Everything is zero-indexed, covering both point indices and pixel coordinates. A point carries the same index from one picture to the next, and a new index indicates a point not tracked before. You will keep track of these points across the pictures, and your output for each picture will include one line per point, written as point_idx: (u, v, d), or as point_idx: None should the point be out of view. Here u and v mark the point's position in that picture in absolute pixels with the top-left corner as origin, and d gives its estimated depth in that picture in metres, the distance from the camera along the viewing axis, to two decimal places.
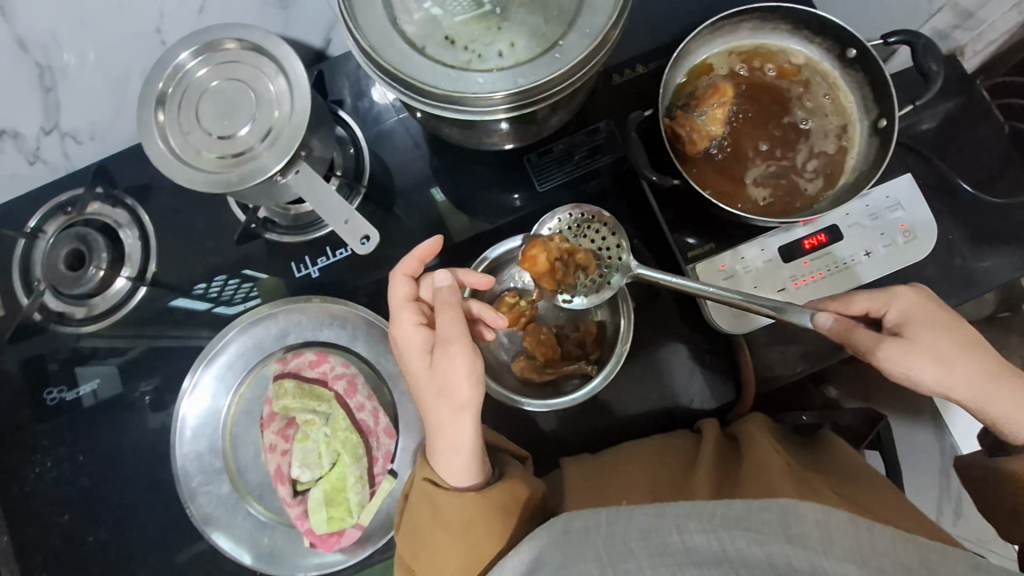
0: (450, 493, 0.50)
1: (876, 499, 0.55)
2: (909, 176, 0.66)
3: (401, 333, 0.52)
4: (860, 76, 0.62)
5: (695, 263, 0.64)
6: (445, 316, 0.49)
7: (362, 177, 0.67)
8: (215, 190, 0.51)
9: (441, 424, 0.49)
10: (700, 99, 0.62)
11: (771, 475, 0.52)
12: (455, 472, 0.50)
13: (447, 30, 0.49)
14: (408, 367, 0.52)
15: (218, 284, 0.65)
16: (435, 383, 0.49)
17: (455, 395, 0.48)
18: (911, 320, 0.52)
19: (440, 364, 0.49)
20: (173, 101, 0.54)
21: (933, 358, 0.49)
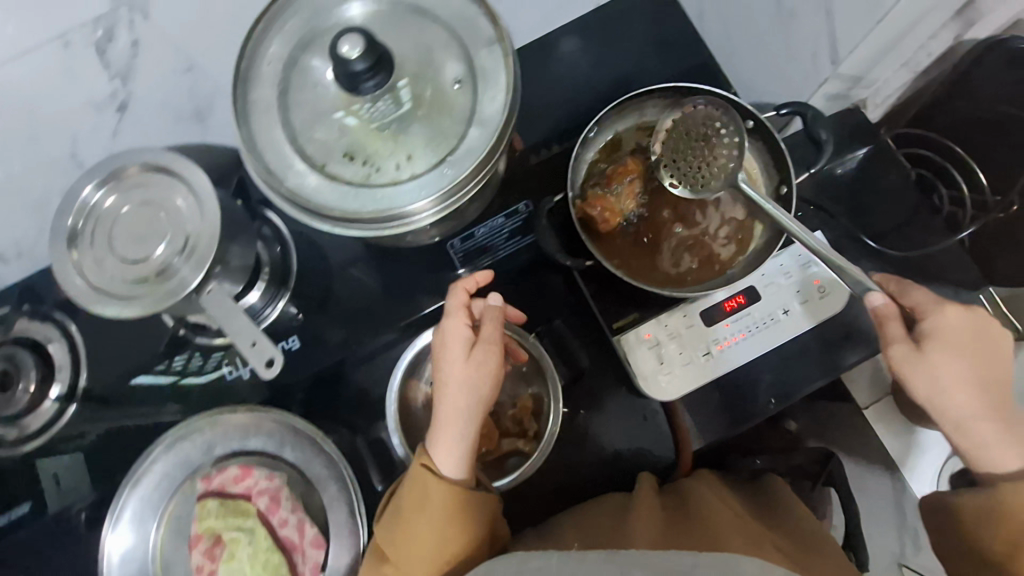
0: (442, 483, 0.52)
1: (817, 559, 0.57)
2: (821, 233, 0.71)
3: (449, 322, 0.57)
4: (762, 144, 0.64)
5: (621, 334, 0.65)
6: (493, 323, 0.57)
7: (289, 277, 0.68)
8: (137, 314, 0.52)
9: (458, 410, 0.54)
10: (611, 177, 0.65)
11: (714, 531, 0.53)
12: (451, 459, 0.53)
13: (346, 146, 0.51)
14: (443, 355, 0.57)
15: (183, 359, 0.65)
16: (467, 371, 0.55)
17: (477, 393, 0.55)
18: (947, 333, 0.55)
19: (477, 360, 0.56)
20: (87, 232, 0.55)
21: (951, 367, 0.54)
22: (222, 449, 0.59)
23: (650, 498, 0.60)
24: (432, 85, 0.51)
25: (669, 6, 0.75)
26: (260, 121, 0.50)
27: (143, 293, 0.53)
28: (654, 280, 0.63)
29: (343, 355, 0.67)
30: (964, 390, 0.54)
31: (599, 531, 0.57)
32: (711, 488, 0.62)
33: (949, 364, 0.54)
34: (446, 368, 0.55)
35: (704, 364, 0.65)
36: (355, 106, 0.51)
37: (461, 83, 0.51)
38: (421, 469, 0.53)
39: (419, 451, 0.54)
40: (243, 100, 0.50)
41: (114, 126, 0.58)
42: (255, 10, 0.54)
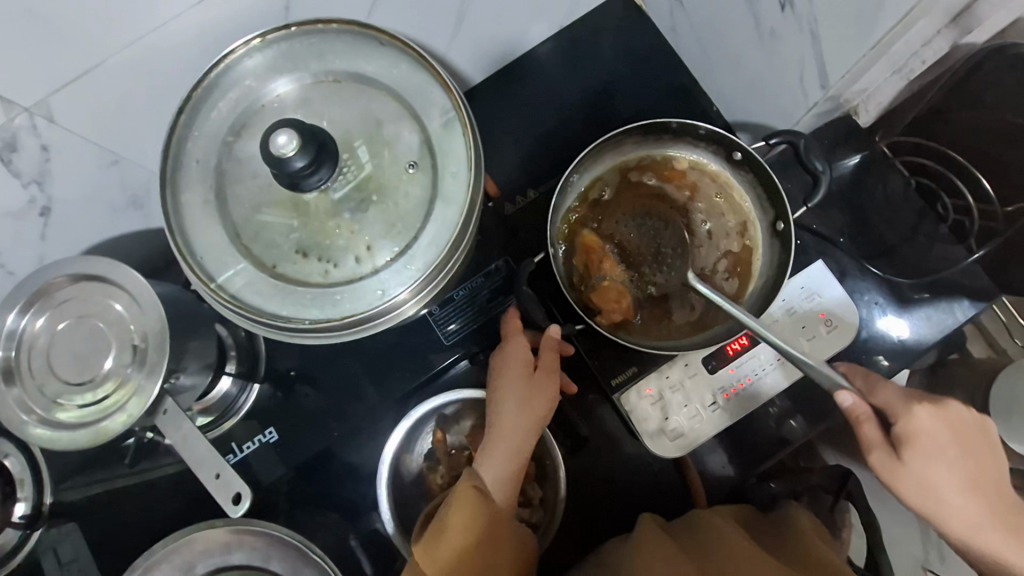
0: (489, 506, 0.50)
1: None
2: (822, 262, 0.66)
3: (511, 342, 0.57)
4: (752, 176, 0.61)
5: (621, 391, 0.60)
6: (554, 350, 0.56)
7: (258, 363, 0.63)
8: (86, 445, 0.47)
9: (512, 431, 0.54)
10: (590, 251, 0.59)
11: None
12: (501, 479, 0.52)
13: (297, 242, 0.46)
14: (502, 374, 0.56)
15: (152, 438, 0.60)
16: (524, 395, 0.54)
17: (535, 423, 0.54)
18: (926, 438, 0.52)
19: (536, 387, 0.55)
20: (20, 359, 0.50)
21: (934, 472, 0.52)
22: (205, 568, 0.53)
23: (657, 534, 0.56)
24: (385, 164, 0.46)
25: (640, 22, 0.69)
26: (198, 225, 0.45)
27: (92, 419, 0.48)
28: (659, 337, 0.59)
29: (324, 442, 0.62)
30: (951, 493, 0.52)
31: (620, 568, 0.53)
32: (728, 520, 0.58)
33: (934, 473, 0.52)
34: (506, 387, 0.55)
35: (712, 415, 0.61)
36: (303, 198, 0.46)
37: (418, 162, 0.46)
38: (470, 488, 0.51)
39: (467, 473, 0.53)
40: (175, 205, 0.45)
41: (41, 230, 0.52)
42: (177, 92, 0.48)
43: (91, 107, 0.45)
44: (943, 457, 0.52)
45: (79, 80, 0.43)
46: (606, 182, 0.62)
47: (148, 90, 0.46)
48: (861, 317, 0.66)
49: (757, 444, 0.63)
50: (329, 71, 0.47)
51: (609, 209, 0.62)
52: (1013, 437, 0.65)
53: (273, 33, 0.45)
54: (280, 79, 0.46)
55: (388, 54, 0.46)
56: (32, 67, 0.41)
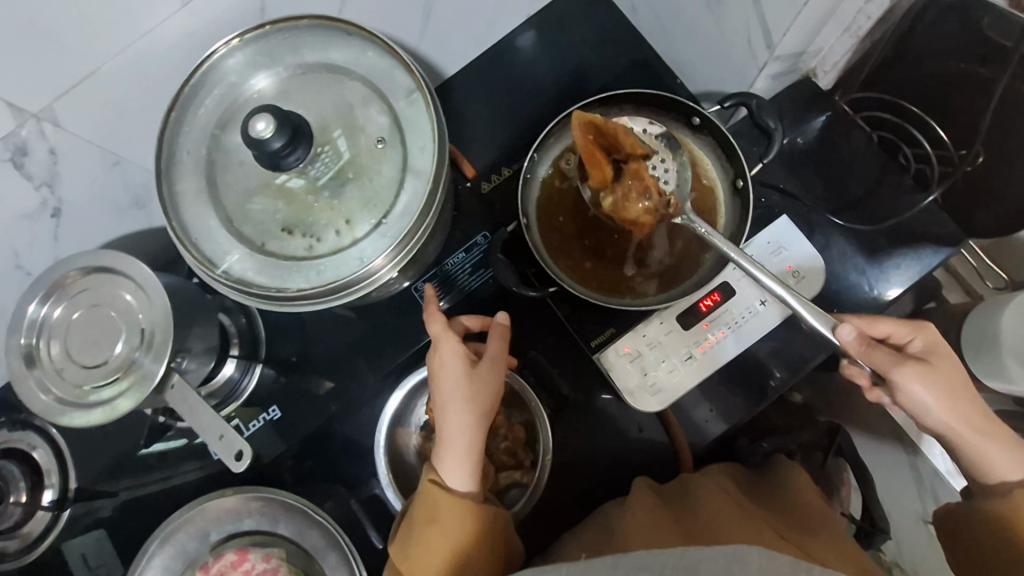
0: (451, 496, 0.52)
1: (829, 547, 0.52)
2: (788, 217, 0.67)
3: (445, 342, 0.56)
4: (712, 139, 0.63)
5: (601, 351, 0.64)
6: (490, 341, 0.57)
7: (258, 347, 0.67)
8: (106, 420, 0.52)
9: (459, 428, 0.53)
10: (599, 133, 0.60)
11: (721, 533, 0.50)
12: (460, 471, 0.53)
13: (283, 221, 0.50)
14: (440, 375, 0.55)
15: (177, 434, 0.66)
16: (469, 392, 0.54)
17: (485, 410, 0.55)
18: (935, 356, 0.54)
19: (478, 379, 0.55)
20: (42, 347, 0.54)
21: (943, 392, 0.52)
22: (219, 535, 0.57)
23: (650, 498, 0.58)
24: (359, 145, 0.51)
25: (600, 3, 0.73)
26: (192, 212, 0.50)
27: (108, 397, 0.52)
28: (639, 285, 0.64)
29: (324, 417, 0.66)
30: (959, 404, 0.52)
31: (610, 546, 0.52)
32: (715, 493, 0.58)
33: (948, 384, 0.52)
34: (447, 387, 0.54)
35: (689, 368, 0.64)
36: (286, 181, 0.50)
37: (387, 139, 0.51)
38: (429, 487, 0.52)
39: (427, 468, 0.54)
40: (170, 194, 0.49)
41: (53, 231, 0.57)
42: (167, 93, 0.52)
43: (90, 112, 0.50)
44: (944, 379, 0.53)
45: (79, 86, 0.48)
46: (564, 168, 0.67)
47: (141, 93, 0.51)
48: (833, 269, 0.69)
49: (735, 396, 0.65)
50: (302, 63, 0.51)
51: (565, 194, 0.66)
52: (986, 373, 0.67)
53: (250, 33, 0.49)
54: (258, 75, 0.51)
55: (355, 43, 0.51)
56: (35, 78, 0.46)
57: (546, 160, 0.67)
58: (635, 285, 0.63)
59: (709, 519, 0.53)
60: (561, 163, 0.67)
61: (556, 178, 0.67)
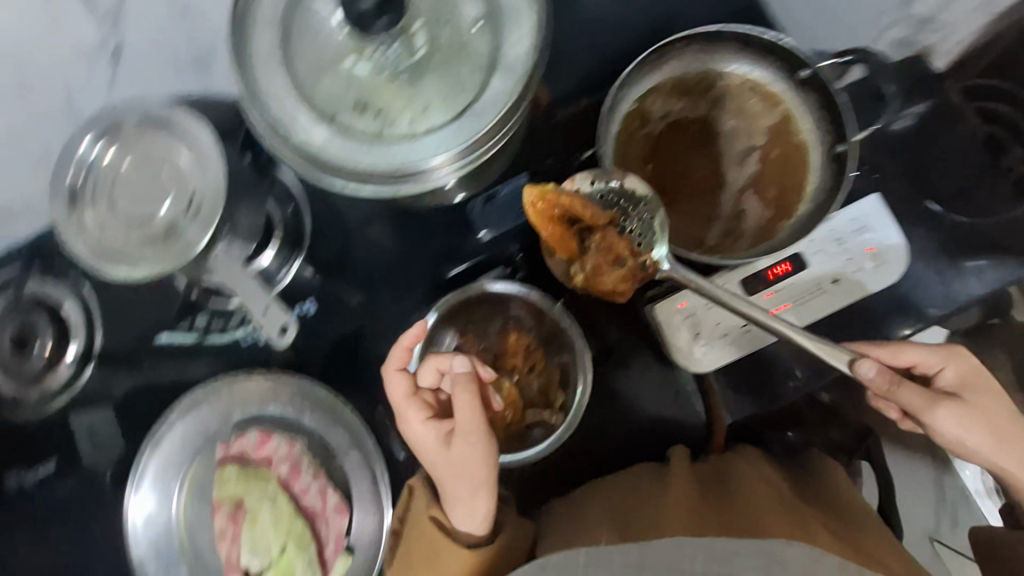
0: (455, 544, 0.48)
1: (858, 532, 0.53)
2: (877, 196, 0.63)
3: (408, 415, 0.54)
4: (818, 97, 0.58)
5: (653, 305, 0.61)
6: (460, 403, 0.51)
7: (303, 240, 0.63)
8: (142, 277, 0.49)
9: (449, 486, 0.49)
10: (557, 204, 0.55)
11: (759, 521, 0.48)
12: (464, 520, 0.48)
13: (357, 97, 0.47)
14: (417, 445, 0.54)
15: (203, 320, 0.63)
16: (450, 464, 0.49)
17: (480, 452, 0.49)
18: (969, 388, 0.55)
19: (459, 452, 0.49)
20: (86, 191, 0.52)
21: (986, 428, 0.53)
22: (240, 415, 0.56)
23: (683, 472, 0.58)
24: (449, 31, 0.47)
25: None
26: (261, 71, 0.46)
27: (149, 253, 0.50)
28: (729, 246, 0.58)
29: (359, 321, 0.64)
30: (1006, 442, 0.53)
31: (640, 505, 0.54)
32: (749, 467, 0.59)
33: (989, 420, 0.53)
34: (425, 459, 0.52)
35: (744, 336, 0.61)
36: (369, 53, 0.46)
37: (481, 26, 0.47)
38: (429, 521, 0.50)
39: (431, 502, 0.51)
40: (245, 45, 0.46)
41: (111, 76, 0.55)
42: None
43: None
44: (982, 415, 0.53)
45: None
46: (646, 108, 0.61)
47: None
48: (917, 264, 0.63)
49: (789, 375, 0.61)
50: None
51: (645, 136, 0.60)
52: None
53: None
54: None
55: None
56: None
57: (629, 94, 0.60)
58: (724, 246, 0.58)
59: (741, 500, 0.53)
60: (645, 100, 0.60)
61: (638, 118, 0.60)
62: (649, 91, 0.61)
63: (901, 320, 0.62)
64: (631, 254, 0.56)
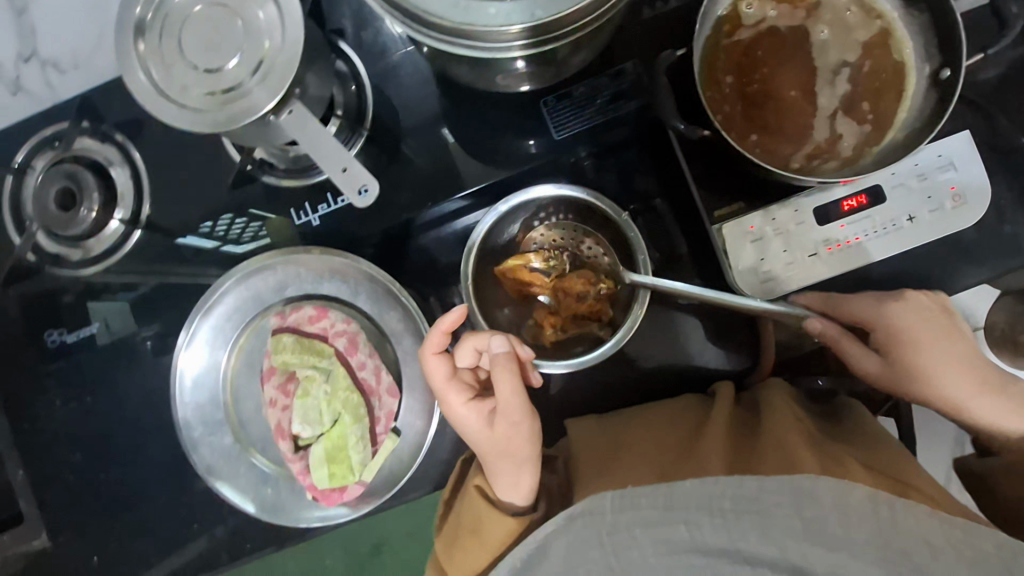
0: (498, 510, 0.51)
1: (888, 452, 0.54)
2: (968, 133, 0.59)
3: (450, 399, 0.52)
4: (926, 18, 0.55)
5: (722, 224, 0.59)
6: (500, 390, 0.49)
7: (364, 119, 0.61)
8: (208, 130, 0.47)
9: (497, 466, 0.51)
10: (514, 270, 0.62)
11: (795, 456, 0.49)
12: (511, 493, 0.51)
13: None
14: (459, 425, 0.53)
15: (226, 221, 0.61)
16: (497, 448, 0.50)
17: (524, 434, 0.50)
18: (906, 333, 0.56)
19: (505, 433, 0.50)
20: (154, 34, 0.49)
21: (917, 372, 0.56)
22: (295, 289, 0.55)
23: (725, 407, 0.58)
24: None
25: None
26: None
27: (217, 105, 0.48)
28: (816, 167, 0.56)
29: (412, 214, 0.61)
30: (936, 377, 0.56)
31: (674, 445, 0.56)
32: (785, 399, 0.59)
33: (920, 361, 0.56)
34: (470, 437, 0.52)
35: (810, 266, 0.59)
36: None
37: None
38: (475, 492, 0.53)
39: (473, 474, 0.54)
40: None
41: None
42: None
43: None
44: (913, 357, 0.56)
45: None
46: (741, 13, 0.57)
47: None
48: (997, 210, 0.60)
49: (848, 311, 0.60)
50: None
51: (739, 41, 0.57)
52: None
53: None
54: None
55: None
56: None
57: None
58: (809, 168, 0.56)
59: (781, 433, 0.53)
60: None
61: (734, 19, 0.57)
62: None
63: (967, 265, 0.60)
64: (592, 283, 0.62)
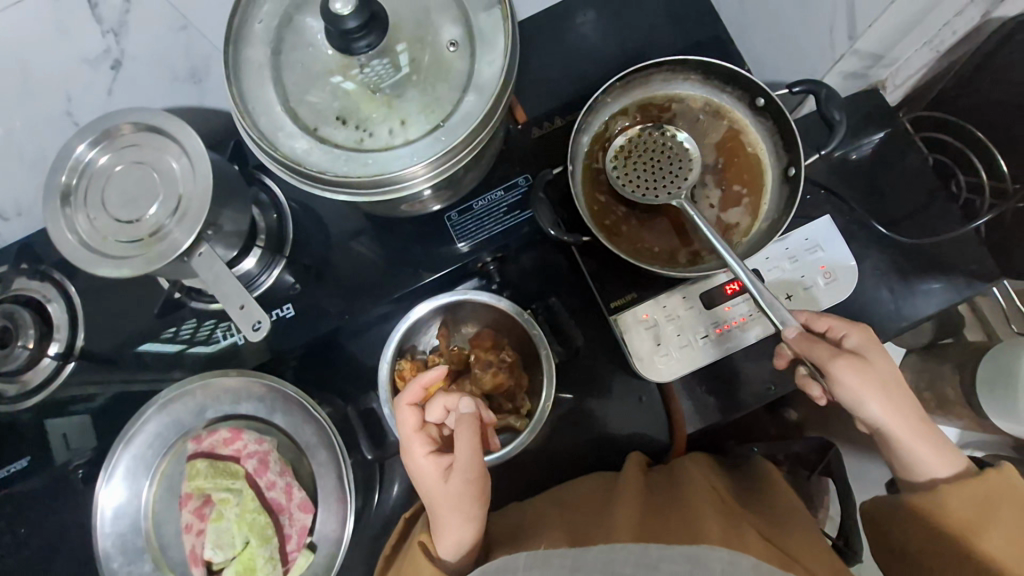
0: (436, 565, 0.51)
1: (794, 534, 0.53)
2: (829, 217, 0.67)
3: (412, 443, 0.55)
4: (771, 124, 0.63)
5: (618, 313, 0.64)
6: (461, 443, 0.52)
7: (285, 244, 0.65)
8: (123, 274, 0.52)
9: (445, 516, 0.51)
10: None
11: (701, 531, 0.49)
12: (450, 546, 0.51)
13: (339, 110, 0.50)
14: (416, 475, 0.54)
15: (192, 326, 0.64)
16: (448, 498, 0.51)
17: (478, 491, 0.52)
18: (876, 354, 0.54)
19: (458, 486, 0.51)
20: (80, 191, 0.55)
21: (879, 392, 0.52)
22: (214, 412, 0.58)
23: (638, 479, 0.59)
24: (428, 50, 0.51)
25: None
26: (251, 84, 0.50)
27: (134, 251, 0.53)
28: (702, 259, 0.62)
29: (331, 329, 0.64)
30: (893, 406, 0.52)
31: (584, 518, 0.55)
32: (698, 473, 0.60)
33: (884, 385, 0.52)
34: (423, 486, 0.53)
35: (703, 347, 0.64)
36: (352, 71, 0.50)
37: (459, 43, 0.51)
38: (418, 547, 0.52)
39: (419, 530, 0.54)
40: (236, 60, 0.50)
41: (109, 84, 0.59)
42: None
43: None
44: (881, 375, 0.53)
45: None
46: (612, 133, 0.65)
47: None
48: (870, 283, 0.66)
49: (750, 385, 0.64)
50: None
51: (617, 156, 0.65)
52: (993, 411, 0.68)
53: None
54: None
55: None
56: None
57: (599, 117, 0.65)
58: (696, 259, 0.62)
59: (692, 508, 0.53)
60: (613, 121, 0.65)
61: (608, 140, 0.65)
62: (618, 116, 0.66)
63: None
64: (494, 375, 0.64)
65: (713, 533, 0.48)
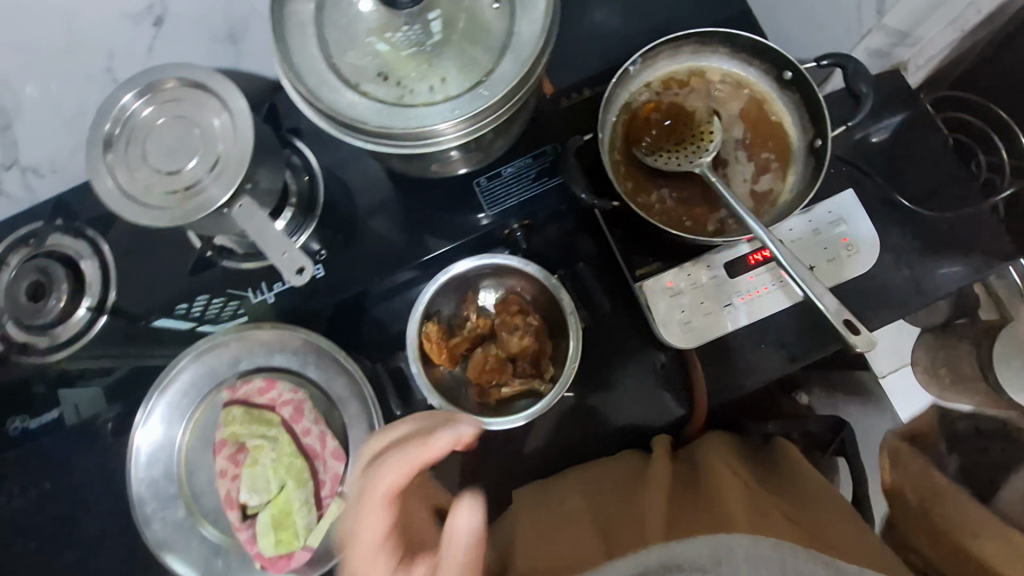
0: None
1: (819, 513, 0.54)
2: (853, 192, 0.68)
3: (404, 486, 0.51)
4: (798, 98, 0.64)
5: (643, 281, 0.65)
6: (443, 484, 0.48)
7: (315, 206, 0.66)
8: (163, 224, 0.53)
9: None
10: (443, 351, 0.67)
11: (732, 513, 0.50)
12: None
13: (380, 67, 0.51)
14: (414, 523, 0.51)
15: (202, 303, 0.65)
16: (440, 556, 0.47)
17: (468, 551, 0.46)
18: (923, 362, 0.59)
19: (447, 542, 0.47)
20: (121, 143, 0.56)
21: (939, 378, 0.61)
22: (247, 363, 0.60)
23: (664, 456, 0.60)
24: (468, 10, 0.52)
25: None
26: (294, 39, 0.51)
27: (175, 202, 0.54)
28: (728, 228, 0.63)
29: (361, 290, 0.65)
30: None
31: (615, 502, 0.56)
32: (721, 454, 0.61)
33: None
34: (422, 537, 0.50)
35: (726, 315, 0.65)
36: (394, 30, 0.51)
37: (499, 4, 0.52)
38: None
39: None
40: (281, 15, 0.51)
41: (149, 41, 0.60)
42: None
43: None
44: None
45: None
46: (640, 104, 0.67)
47: None
48: (891, 258, 0.67)
49: (771, 354, 0.65)
50: None
51: (644, 126, 0.66)
52: None
53: None
54: None
55: None
56: None
57: (628, 88, 0.66)
58: (722, 229, 0.63)
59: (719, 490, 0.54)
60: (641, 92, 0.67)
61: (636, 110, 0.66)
62: (647, 87, 0.67)
63: (873, 308, 0.66)
64: (520, 339, 0.67)
65: (742, 517, 0.49)
